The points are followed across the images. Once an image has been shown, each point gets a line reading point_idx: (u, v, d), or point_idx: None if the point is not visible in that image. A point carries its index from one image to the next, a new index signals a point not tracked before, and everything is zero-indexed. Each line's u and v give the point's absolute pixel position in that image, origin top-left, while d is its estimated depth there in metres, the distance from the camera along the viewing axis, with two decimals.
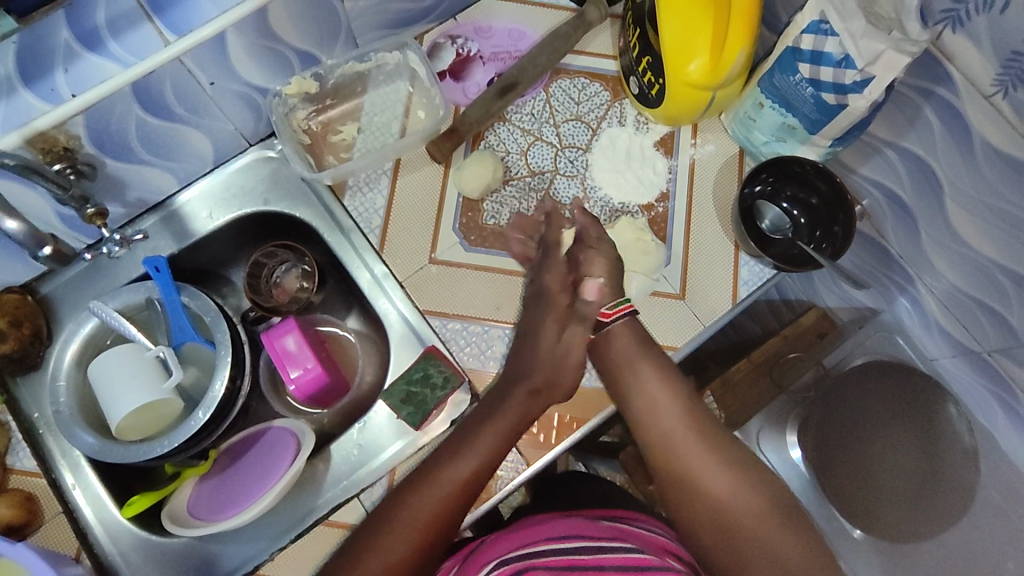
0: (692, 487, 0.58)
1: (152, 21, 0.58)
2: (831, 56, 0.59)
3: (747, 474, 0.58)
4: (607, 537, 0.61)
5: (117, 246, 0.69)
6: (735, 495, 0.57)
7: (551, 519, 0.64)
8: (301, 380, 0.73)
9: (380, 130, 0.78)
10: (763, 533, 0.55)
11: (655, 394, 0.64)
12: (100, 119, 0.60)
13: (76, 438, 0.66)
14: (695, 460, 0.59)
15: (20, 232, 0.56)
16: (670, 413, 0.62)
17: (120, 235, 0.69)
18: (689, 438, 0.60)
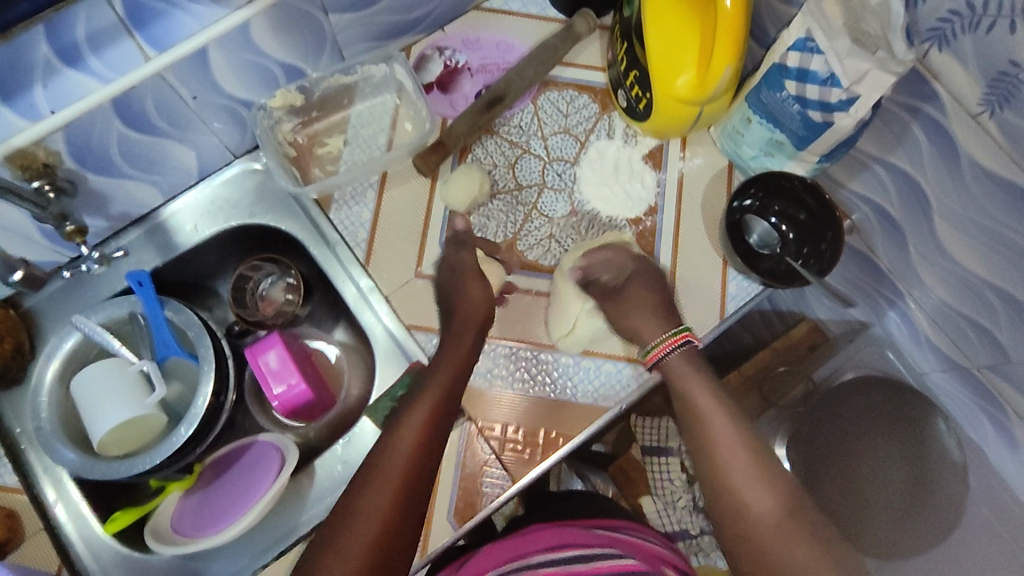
0: (729, 505, 0.56)
1: (133, 36, 0.56)
2: (817, 74, 0.59)
3: (789, 496, 0.55)
4: (595, 543, 0.60)
5: (96, 264, 0.71)
6: (774, 517, 0.54)
7: (545, 533, 0.63)
8: (285, 397, 0.72)
9: (367, 143, 0.78)
10: (798, 560, 0.51)
11: (706, 410, 0.62)
12: (81, 134, 0.59)
13: (58, 454, 0.65)
14: (738, 478, 0.57)
15: None
16: (719, 430, 0.60)
17: (99, 253, 0.71)
18: (736, 454, 0.58)
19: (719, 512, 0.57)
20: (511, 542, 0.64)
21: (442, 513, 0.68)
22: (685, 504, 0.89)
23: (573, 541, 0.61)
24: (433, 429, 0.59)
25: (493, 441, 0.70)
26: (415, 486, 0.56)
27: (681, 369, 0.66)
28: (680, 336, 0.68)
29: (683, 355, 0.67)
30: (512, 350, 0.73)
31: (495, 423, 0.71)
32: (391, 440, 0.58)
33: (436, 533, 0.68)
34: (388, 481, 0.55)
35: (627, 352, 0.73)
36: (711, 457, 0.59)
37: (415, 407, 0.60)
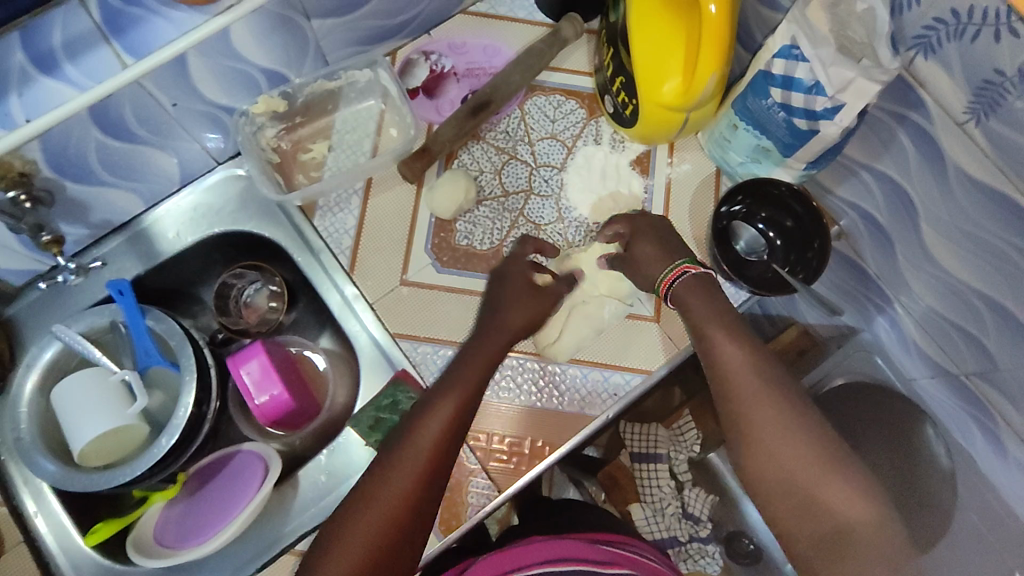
0: (761, 455, 0.53)
1: (109, 42, 0.56)
2: (802, 82, 0.59)
3: (819, 434, 0.53)
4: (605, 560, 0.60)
5: (73, 275, 0.70)
6: (808, 462, 0.51)
7: (550, 542, 0.62)
8: (268, 406, 0.71)
9: (352, 149, 0.77)
10: (834, 499, 0.50)
11: (730, 362, 0.56)
12: (58, 143, 0.58)
13: (37, 466, 0.65)
14: (770, 431, 0.53)
15: None
16: (747, 379, 0.55)
17: (76, 264, 0.70)
18: (763, 402, 0.54)
19: (751, 464, 0.53)
20: (512, 551, 0.63)
21: None
22: (675, 511, 0.88)
23: (581, 555, 0.60)
24: (453, 427, 0.55)
25: (478, 451, 0.70)
26: (425, 493, 0.53)
27: (694, 304, 0.61)
28: (678, 268, 0.63)
29: (694, 279, 0.62)
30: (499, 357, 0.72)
31: (480, 432, 0.70)
32: (403, 449, 0.54)
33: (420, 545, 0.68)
34: (395, 485, 0.53)
35: (613, 360, 0.72)
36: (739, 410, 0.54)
37: (433, 405, 0.56)
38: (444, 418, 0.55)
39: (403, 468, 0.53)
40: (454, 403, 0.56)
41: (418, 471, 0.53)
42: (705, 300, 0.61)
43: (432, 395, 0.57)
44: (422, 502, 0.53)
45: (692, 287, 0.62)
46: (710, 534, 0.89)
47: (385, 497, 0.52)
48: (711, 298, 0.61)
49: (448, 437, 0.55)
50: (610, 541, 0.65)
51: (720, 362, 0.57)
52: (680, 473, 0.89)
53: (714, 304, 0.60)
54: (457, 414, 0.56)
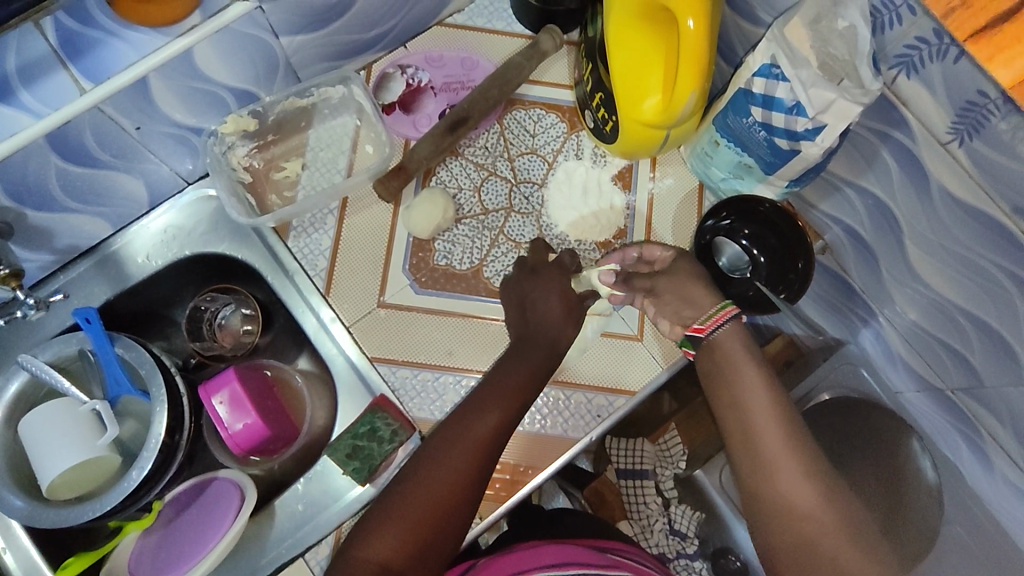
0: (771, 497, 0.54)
1: (67, 67, 0.54)
2: (782, 101, 0.57)
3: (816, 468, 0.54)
4: (608, 564, 0.59)
5: (32, 310, 0.65)
6: (816, 510, 0.52)
7: (546, 546, 0.62)
8: (241, 435, 0.70)
9: (326, 167, 0.75)
10: (832, 549, 0.52)
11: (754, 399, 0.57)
12: (15, 172, 0.56)
13: (4, 502, 0.63)
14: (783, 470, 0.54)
15: None
16: (759, 405, 0.57)
17: (35, 298, 0.65)
18: (770, 425, 0.56)
19: (758, 495, 0.54)
20: (510, 556, 0.62)
21: None
22: (661, 527, 0.88)
23: (584, 559, 0.59)
24: (491, 440, 0.59)
25: None
26: (461, 499, 0.57)
27: (729, 336, 0.61)
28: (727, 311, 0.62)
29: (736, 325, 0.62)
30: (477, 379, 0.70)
31: None
32: (450, 443, 0.58)
33: None
34: (431, 492, 0.56)
35: (598, 381, 0.71)
36: (751, 438, 0.56)
37: (472, 422, 0.59)
38: (494, 419, 0.59)
39: (449, 462, 0.57)
40: (498, 409, 0.60)
41: (464, 466, 0.57)
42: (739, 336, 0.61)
43: (478, 399, 0.61)
44: (468, 493, 0.57)
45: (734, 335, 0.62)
46: (697, 550, 0.89)
47: (436, 483, 0.56)
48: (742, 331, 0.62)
49: (493, 439, 0.59)
50: (610, 548, 0.64)
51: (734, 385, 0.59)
52: (666, 489, 0.88)
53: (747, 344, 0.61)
54: (496, 431, 0.59)
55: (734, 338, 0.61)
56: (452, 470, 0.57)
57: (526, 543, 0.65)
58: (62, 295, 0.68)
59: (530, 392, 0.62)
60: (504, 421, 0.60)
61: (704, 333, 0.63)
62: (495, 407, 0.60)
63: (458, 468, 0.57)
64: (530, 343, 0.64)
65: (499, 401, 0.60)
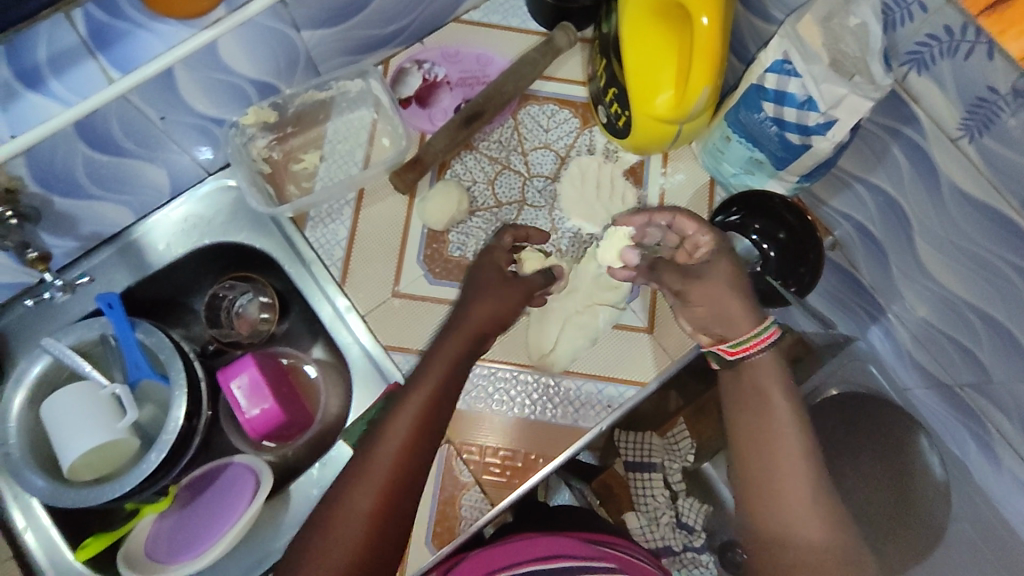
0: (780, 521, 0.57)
1: (95, 57, 0.56)
2: (794, 97, 0.58)
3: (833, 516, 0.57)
4: (596, 557, 0.60)
5: (59, 292, 0.68)
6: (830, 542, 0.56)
7: (539, 539, 0.63)
8: (258, 420, 0.71)
9: (344, 159, 0.76)
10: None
11: (784, 450, 0.58)
12: (44, 158, 0.58)
13: (26, 482, 0.64)
14: (794, 497, 0.57)
15: None
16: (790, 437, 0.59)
17: (62, 281, 0.68)
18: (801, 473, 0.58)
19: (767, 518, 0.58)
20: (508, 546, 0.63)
21: (421, 535, 0.68)
22: (669, 520, 0.89)
23: (571, 551, 0.60)
24: (422, 432, 0.55)
25: (471, 464, 0.69)
26: (399, 501, 0.53)
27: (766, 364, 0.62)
28: (767, 334, 0.62)
29: (770, 357, 0.62)
30: (480, 367, 0.72)
31: (474, 443, 0.70)
32: (376, 449, 0.54)
33: (415, 557, 0.67)
34: (365, 501, 0.52)
35: (608, 372, 0.72)
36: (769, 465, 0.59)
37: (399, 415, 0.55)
38: (420, 410, 0.55)
39: (374, 472, 0.53)
40: (424, 398, 0.56)
41: (393, 467, 0.53)
42: (775, 378, 0.62)
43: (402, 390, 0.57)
44: (405, 494, 0.53)
45: (759, 370, 0.62)
46: (704, 543, 0.90)
47: (365, 497, 0.52)
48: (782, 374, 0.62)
49: (416, 438, 0.54)
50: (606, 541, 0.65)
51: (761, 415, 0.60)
52: (674, 482, 0.89)
53: (786, 393, 0.61)
54: (426, 419, 0.55)
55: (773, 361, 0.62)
56: (380, 475, 0.53)
57: (522, 534, 0.66)
58: (88, 277, 0.70)
59: (462, 374, 0.59)
60: (431, 409, 0.56)
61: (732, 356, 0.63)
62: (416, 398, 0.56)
63: (386, 471, 0.53)
64: (448, 333, 0.60)
65: (425, 385, 0.56)
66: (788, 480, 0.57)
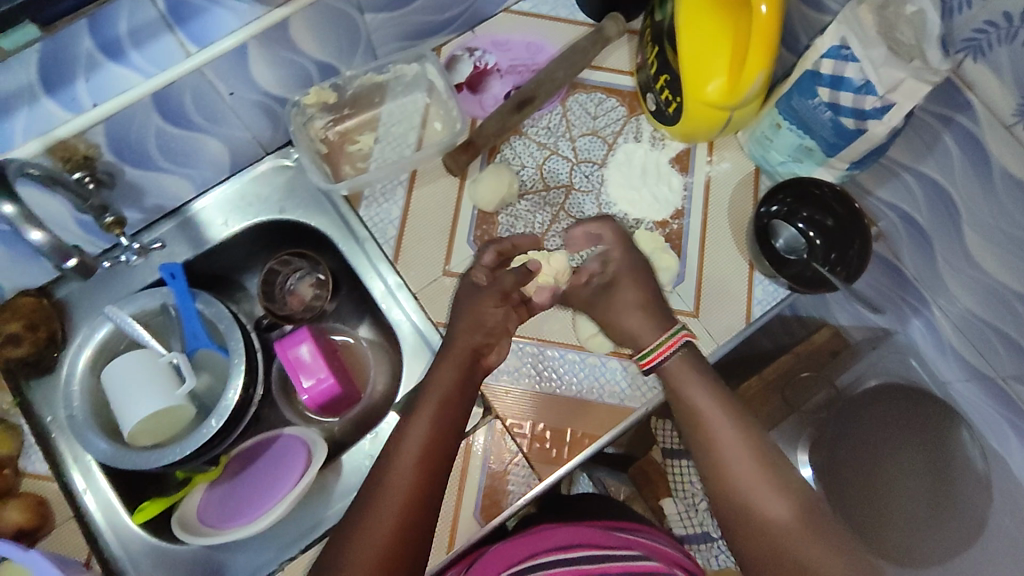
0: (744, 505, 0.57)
1: (173, 31, 0.57)
2: (851, 81, 0.60)
3: (791, 491, 0.57)
4: (616, 545, 0.61)
5: (135, 256, 0.67)
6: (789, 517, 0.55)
7: (555, 530, 0.64)
8: (314, 390, 0.73)
9: (397, 141, 0.79)
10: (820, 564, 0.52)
11: (726, 440, 0.59)
12: (119, 127, 0.60)
13: (89, 443, 0.66)
14: (746, 481, 0.57)
15: (45, 244, 0.51)
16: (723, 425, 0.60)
17: (138, 244, 0.67)
18: (743, 455, 0.58)
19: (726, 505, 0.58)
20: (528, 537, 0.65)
21: (469, 507, 0.69)
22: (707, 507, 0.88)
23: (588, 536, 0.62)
24: (433, 450, 0.57)
25: (520, 440, 0.71)
26: (416, 522, 0.54)
27: (675, 370, 0.64)
28: (672, 341, 0.65)
29: (683, 358, 0.65)
30: (523, 346, 0.73)
31: (521, 421, 0.71)
32: (398, 454, 0.57)
33: (462, 529, 0.69)
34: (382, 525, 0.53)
35: None
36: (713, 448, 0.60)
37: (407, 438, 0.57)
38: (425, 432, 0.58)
39: (396, 478, 0.55)
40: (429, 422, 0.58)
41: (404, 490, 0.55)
42: (692, 375, 0.64)
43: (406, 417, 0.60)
44: (421, 514, 0.55)
45: (671, 374, 0.64)
46: None
47: (385, 510, 0.54)
48: (702, 372, 0.64)
49: (433, 444, 0.57)
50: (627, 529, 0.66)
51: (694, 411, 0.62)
52: None
53: (707, 385, 0.63)
54: (434, 439, 0.58)
55: (684, 362, 0.64)
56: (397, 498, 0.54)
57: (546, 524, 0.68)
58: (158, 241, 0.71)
59: (465, 396, 0.62)
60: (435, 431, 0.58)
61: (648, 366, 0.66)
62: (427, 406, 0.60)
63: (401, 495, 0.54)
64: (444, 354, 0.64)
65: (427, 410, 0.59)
66: (732, 464, 0.58)
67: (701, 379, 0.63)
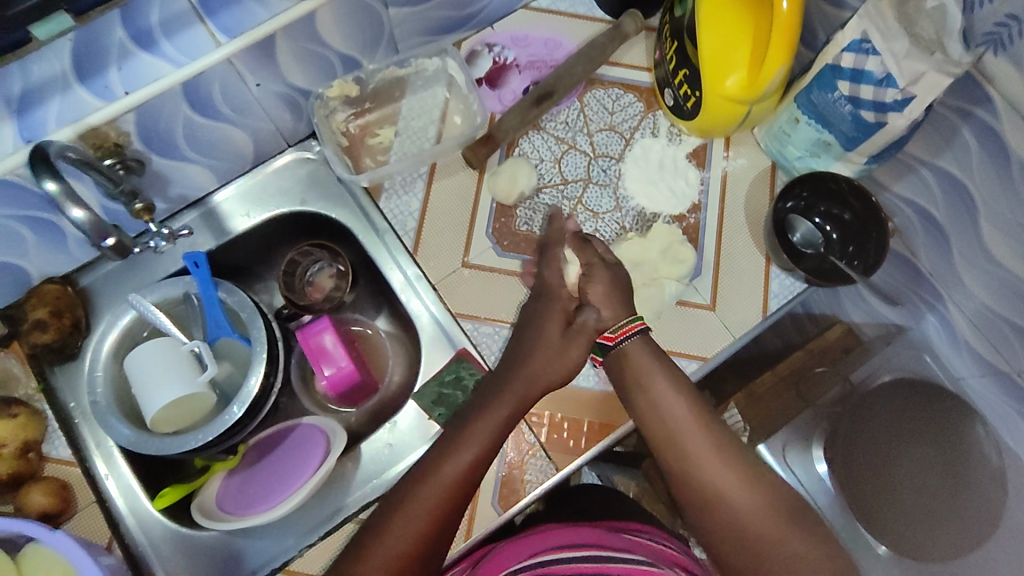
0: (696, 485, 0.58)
1: (204, 22, 0.59)
2: (871, 74, 0.61)
3: (743, 469, 0.57)
4: (622, 547, 0.61)
5: (164, 242, 0.66)
6: (742, 497, 0.56)
7: (561, 529, 0.64)
8: (334, 377, 0.76)
9: (417, 135, 0.80)
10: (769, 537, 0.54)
11: (680, 423, 0.60)
12: (150, 115, 0.60)
13: (112, 428, 0.67)
14: (700, 462, 0.58)
15: (86, 222, 0.51)
16: (676, 407, 0.61)
17: (168, 231, 0.66)
18: (695, 436, 0.59)
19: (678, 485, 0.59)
20: (532, 536, 0.64)
21: (487, 497, 0.70)
22: None
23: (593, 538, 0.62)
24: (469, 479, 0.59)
25: (537, 431, 0.71)
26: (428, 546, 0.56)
27: (632, 352, 0.64)
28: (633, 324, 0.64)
29: (642, 341, 0.64)
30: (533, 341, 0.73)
31: (538, 412, 0.72)
32: (430, 478, 0.58)
33: (481, 518, 0.69)
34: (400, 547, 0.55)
35: (673, 347, 0.73)
36: (665, 429, 0.60)
37: (449, 461, 0.58)
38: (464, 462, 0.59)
39: (422, 502, 0.57)
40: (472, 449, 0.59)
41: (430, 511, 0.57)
42: (648, 357, 0.64)
43: (448, 440, 0.61)
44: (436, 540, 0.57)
45: (630, 356, 0.64)
46: None
47: (406, 534, 0.55)
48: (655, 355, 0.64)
49: (468, 474, 0.58)
50: (633, 529, 0.66)
51: (647, 393, 0.62)
52: None
53: (662, 368, 0.63)
54: (471, 471, 0.59)
55: (641, 345, 0.64)
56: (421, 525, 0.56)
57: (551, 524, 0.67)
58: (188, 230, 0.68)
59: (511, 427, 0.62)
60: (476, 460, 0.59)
61: (612, 343, 0.64)
62: (478, 431, 0.61)
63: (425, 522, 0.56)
64: (506, 383, 0.64)
65: (471, 438, 0.60)
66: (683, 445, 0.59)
67: (654, 364, 0.63)
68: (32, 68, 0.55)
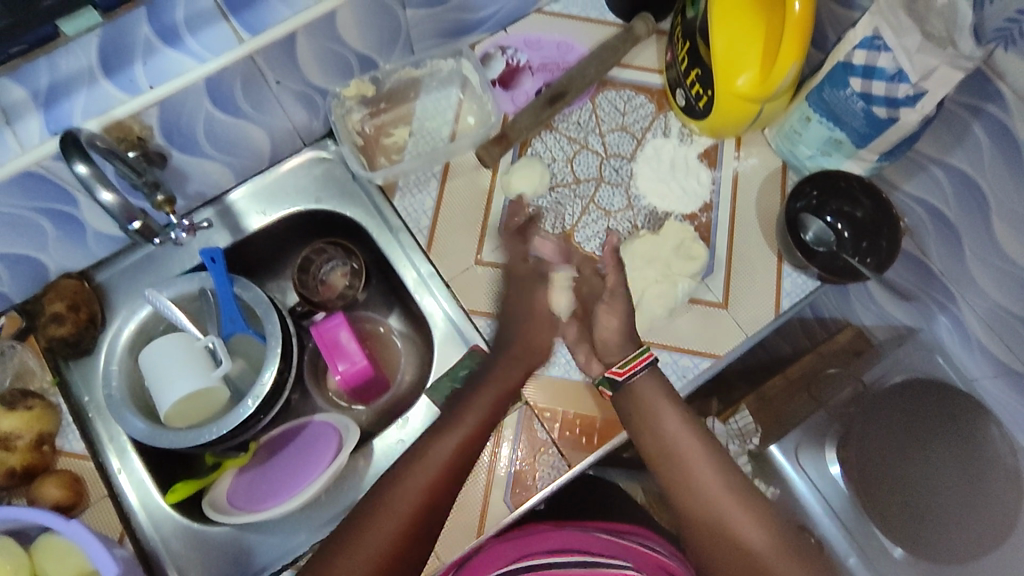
0: (713, 522, 0.58)
1: (227, 19, 0.60)
2: (883, 71, 0.62)
3: (756, 509, 0.59)
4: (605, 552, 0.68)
5: (184, 234, 0.67)
6: (757, 535, 0.57)
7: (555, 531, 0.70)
8: (348, 372, 0.77)
9: (430, 135, 0.81)
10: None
11: (695, 462, 0.61)
12: (174, 111, 0.61)
13: (126, 422, 0.67)
14: (715, 501, 0.59)
15: (114, 204, 0.54)
16: (689, 443, 0.62)
17: (188, 223, 0.67)
18: (710, 474, 0.60)
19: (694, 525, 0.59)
20: (531, 532, 0.71)
21: (499, 494, 0.69)
22: None
23: (583, 546, 0.68)
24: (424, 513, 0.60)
25: (548, 426, 0.71)
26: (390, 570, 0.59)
27: (644, 387, 0.64)
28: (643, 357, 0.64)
29: (650, 376, 0.64)
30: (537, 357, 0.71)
31: (549, 408, 0.71)
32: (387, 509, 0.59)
33: (493, 515, 0.69)
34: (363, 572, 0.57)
35: (687, 345, 0.73)
36: (679, 466, 0.61)
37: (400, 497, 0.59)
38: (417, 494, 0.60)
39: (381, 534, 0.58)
40: (421, 486, 0.60)
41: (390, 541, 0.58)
42: (659, 392, 0.64)
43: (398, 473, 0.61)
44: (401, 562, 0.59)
45: (641, 390, 0.64)
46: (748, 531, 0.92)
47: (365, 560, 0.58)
48: (667, 391, 0.64)
49: (423, 508, 0.60)
50: (626, 532, 0.72)
51: (660, 428, 0.63)
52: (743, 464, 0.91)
53: (675, 405, 0.63)
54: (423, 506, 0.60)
55: (651, 379, 0.64)
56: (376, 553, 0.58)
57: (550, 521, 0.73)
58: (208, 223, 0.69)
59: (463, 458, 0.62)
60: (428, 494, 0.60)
61: (622, 377, 0.64)
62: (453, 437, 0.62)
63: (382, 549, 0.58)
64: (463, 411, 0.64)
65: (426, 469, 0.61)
66: (697, 482, 0.60)
67: (665, 401, 0.63)
68: (59, 63, 0.56)
